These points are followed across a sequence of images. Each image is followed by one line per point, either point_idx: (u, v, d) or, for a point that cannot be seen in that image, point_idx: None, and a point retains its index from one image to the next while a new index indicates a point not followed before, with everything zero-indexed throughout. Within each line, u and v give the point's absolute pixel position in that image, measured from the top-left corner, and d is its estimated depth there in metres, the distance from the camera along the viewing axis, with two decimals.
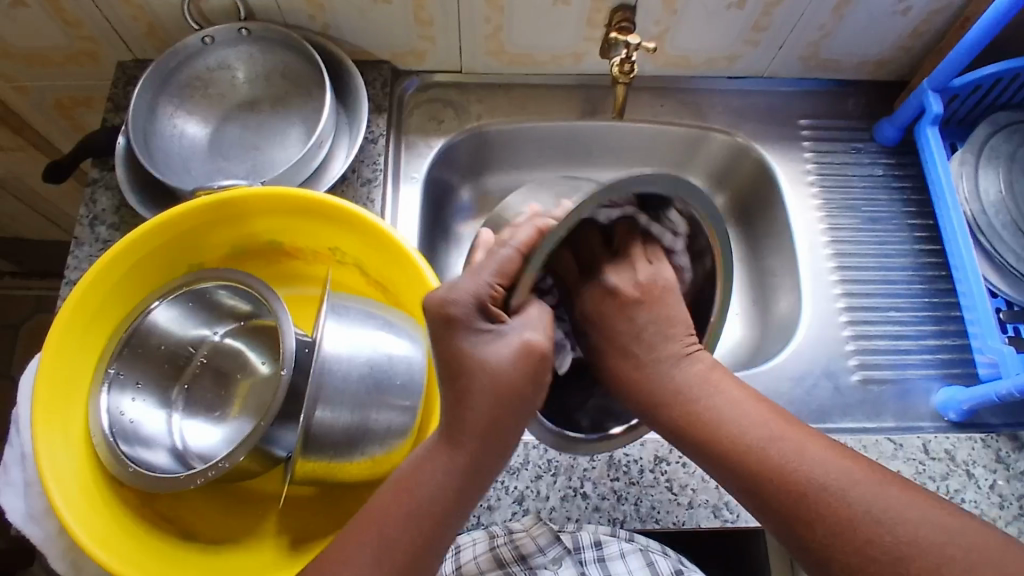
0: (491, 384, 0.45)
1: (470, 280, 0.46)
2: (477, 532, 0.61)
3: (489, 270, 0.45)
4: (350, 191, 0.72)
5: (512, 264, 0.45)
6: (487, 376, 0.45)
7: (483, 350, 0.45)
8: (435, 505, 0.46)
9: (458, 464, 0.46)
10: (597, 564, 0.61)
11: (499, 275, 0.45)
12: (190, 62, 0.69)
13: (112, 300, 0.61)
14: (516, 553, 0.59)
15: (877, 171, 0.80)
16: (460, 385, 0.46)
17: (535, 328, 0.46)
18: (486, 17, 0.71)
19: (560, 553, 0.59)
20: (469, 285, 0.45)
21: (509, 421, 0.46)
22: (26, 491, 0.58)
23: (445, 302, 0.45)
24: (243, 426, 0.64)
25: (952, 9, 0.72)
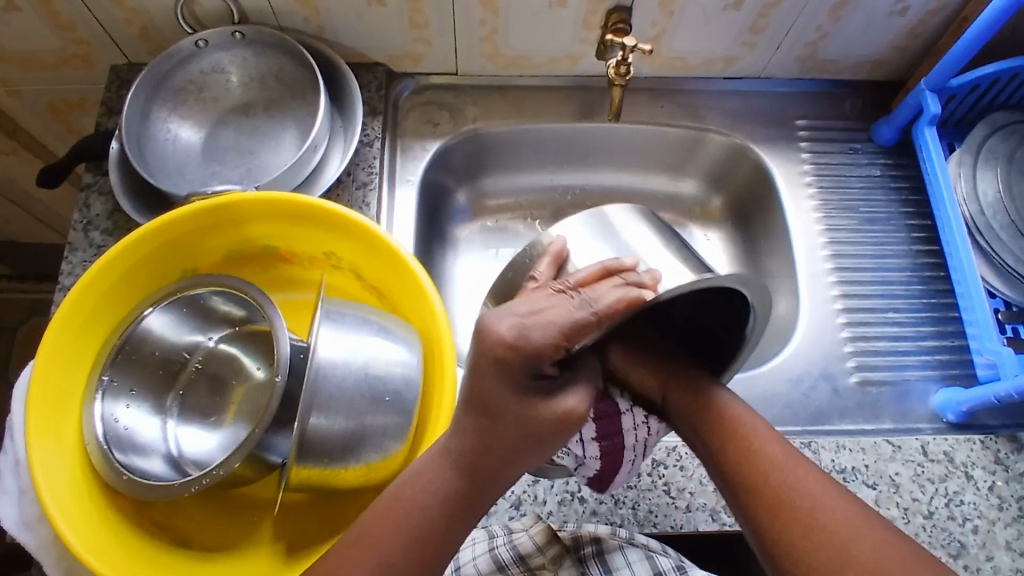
0: (520, 427, 0.45)
1: (539, 333, 0.43)
2: (477, 532, 0.60)
3: (559, 326, 0.44)
4: (345, 195, 0.71)
5: (585, 326, 0.44)
6: (512, 415, 0.45)
7: (527, 404, 0.45)
8: (433, 531, 0.46)
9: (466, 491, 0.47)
10: (597, 560, 0.57)
11: (568, 335, 0.44)
12: (183, 67, 0.69)
13: (105, 306, 0.61)
14: (514, 554, 0.57)
15: (874, 172, 0.80)
16: (487, 422, 0.46)
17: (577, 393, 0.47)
18: (482, 19, 0.71)
19: (559, 552, 0.57)
20: (537, 338, 0.43)
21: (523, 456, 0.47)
22: (21, 498, 0.58)
23: (511, 347, 0.43)
24: (238, 431, 0.63)
25: (949, 8, 0.71)
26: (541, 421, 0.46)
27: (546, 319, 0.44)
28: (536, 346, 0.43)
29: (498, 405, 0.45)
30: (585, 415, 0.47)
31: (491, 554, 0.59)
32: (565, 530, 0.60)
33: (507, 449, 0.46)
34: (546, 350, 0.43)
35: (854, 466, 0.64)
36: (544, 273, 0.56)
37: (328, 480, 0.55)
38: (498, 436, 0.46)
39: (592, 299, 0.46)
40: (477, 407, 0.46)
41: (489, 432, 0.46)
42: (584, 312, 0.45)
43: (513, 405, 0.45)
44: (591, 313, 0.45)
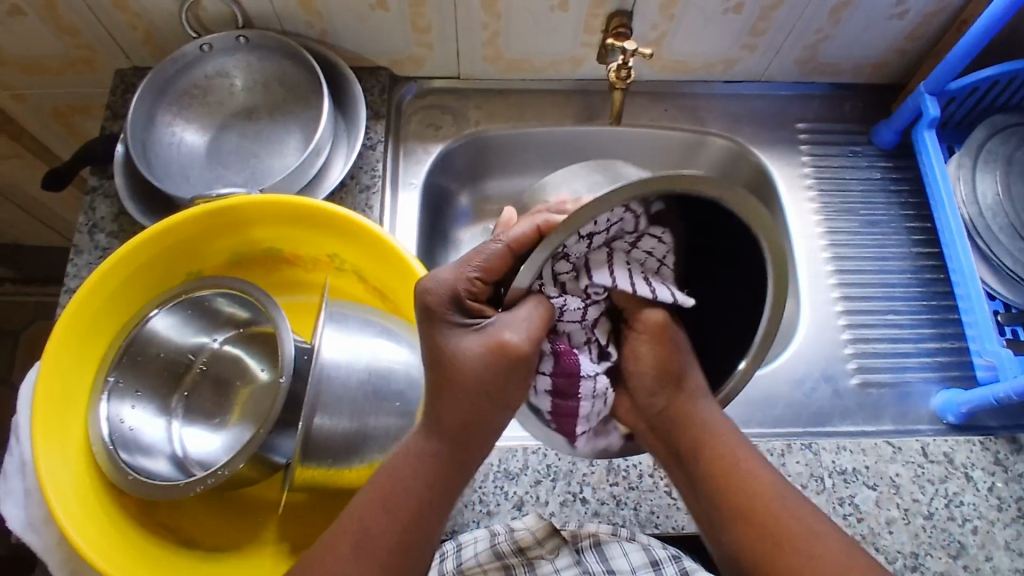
0: (471, 380, 0.44)
1: (450, 273, 0.46)
2: (478, 530, 0.59)
3: (472, 265, 0.45)
4: (349, 198, 0.71)
5: (499, 260, 0.45)
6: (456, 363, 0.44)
7: (460, 346, 0.44)
8: (408, 499, 0.46)
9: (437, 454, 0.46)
10: (594, 552, 0.59)
11: (480, 268, 0.45)
12: (187, 71, 0.69)
13: (111, 308, 0.61)
14: (514, 546, 0.58)
15: (875, 174, 0.80)
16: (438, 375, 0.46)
17: (515, 327, 0.43)
18: (484, 23, 0.71)
19: (559, 543, 0.58)
20: (447, 278, 0.45)
21: (487, 415, 0.45)
22: (27, 500, 0.58)
23: (425, 292, 0.46)
24: (243, 432, 0.64)
25: (947, 12, 0.72)
26: (480, 373, 0.43)
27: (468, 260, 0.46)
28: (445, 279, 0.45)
29: (449, 358, 0.44)
30: (526, 344, 0.43)
31: (491, 547, 0.58)
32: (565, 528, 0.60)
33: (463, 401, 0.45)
34: (456, 283, 0.45)
35: (854, 468, 0.64)
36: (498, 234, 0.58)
37: (332, 479, 0.55)
38: (452, 390, 0.45)
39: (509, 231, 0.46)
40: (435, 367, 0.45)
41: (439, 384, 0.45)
42: (498, 244, 0.45)
43: (458, 357, 0.44)
44: (499, 243, 0.45)
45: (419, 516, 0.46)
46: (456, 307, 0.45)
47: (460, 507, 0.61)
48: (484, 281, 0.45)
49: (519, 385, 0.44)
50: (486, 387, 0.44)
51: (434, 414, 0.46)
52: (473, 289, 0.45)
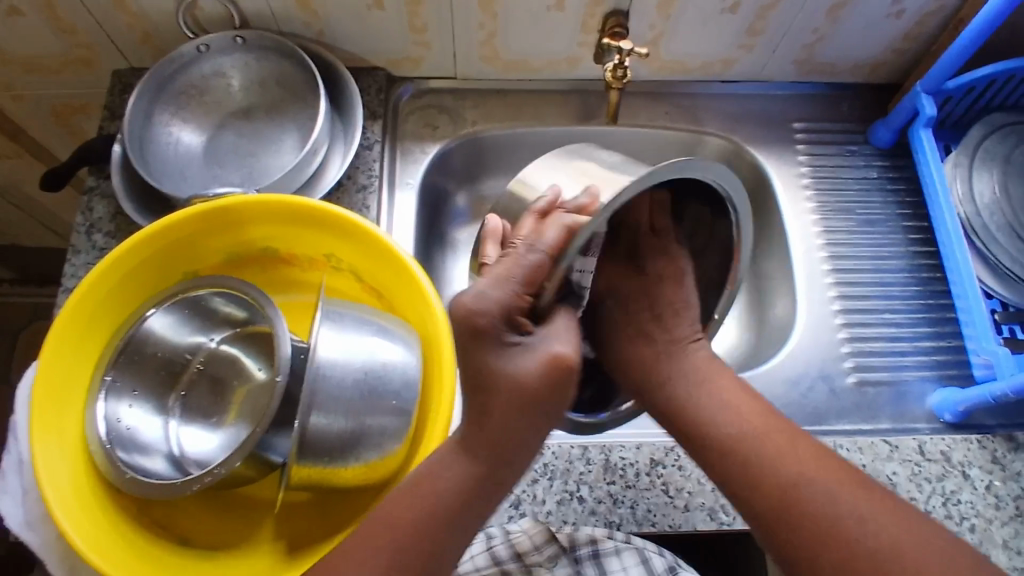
0: (522, 397, 0.45)
1: (497, 289, 0.44)
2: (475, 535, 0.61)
3: (516, 279, 0.45)
4: (346, 198, 0.71)
5: (541, 270, 0.45)
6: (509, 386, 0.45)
7: (511, 363, 0.45)
8: (446, 514, 0.46)
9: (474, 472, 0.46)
10: (593, 562, 0.58)
11: (523, 281, 0.45)
12: (184, 71, 0.69)
13: (108, 308, 0.62)
14: (512, 552, 0.58)
15: (871, 173, 0.80)
16: (484, 396, 0.45)
17: (562, 341, 0.46)
18: (481, 23, 0.71)
19: (555, 551, 0.58)
20: (497, 294, 0.44)
21: (528, 429, 0.46)
22: (24, 498, 0.58)
23: (471, 313, 0.44)
24: (240, 431, 0.64)
25: (944, 12, 0.72)
26: (526, 388, 0.45)
27: (499, 274, 0.45)
28: (494, 299, 0.44)
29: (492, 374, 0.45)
30: (573, 359, 0.46)
31: (489, 552, 0.59)
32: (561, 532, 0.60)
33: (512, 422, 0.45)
34: (505, 301, 0.44)
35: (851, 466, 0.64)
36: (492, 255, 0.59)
37: (328, 478, 0.56)
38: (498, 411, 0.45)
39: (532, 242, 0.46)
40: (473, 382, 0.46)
41: (485, 404, 0.46)
42: (534, 255, 0.45)
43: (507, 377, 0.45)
44: (539, 253, 0.45)
45: (455, 530, 0.46)
46: (505, 324, 0.45)
47: None
48: (530, 294, 0.45)
49: (561, 398, 0.47)
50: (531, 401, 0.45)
51: (474, 434, 0.47)
52: (518, 304, 0.45)
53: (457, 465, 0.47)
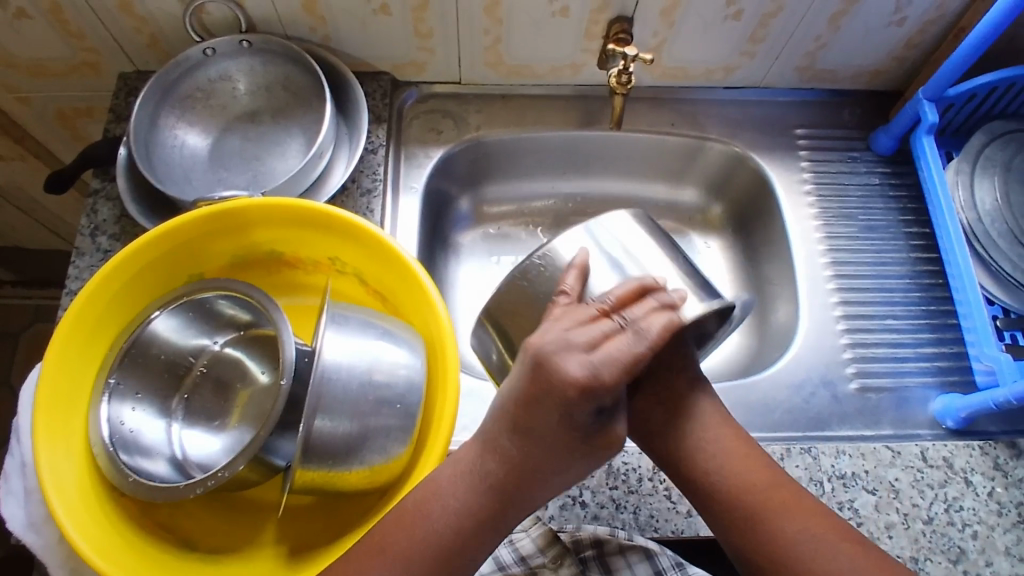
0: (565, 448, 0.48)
1: (610, 372, 0.44)
2: None
3: (626, 368, 0.45)
4: (350, 202, 0.72)
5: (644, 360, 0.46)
6: (555, 437, 0.47)
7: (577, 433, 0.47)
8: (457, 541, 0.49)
9: (488, 507, 0.49)
10: (598, 562, 0.60)
11: (627, 367, 0.45)
12: (191, 75, 0.70)
13: (113, 311, 0.62)
14: (517, 556, 0.61)
15: (873, 180, 0.80)
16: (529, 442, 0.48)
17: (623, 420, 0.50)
18: (485, 29, 0.72)
19: (559, 552, 0.60)
20: (611, 378, 0.44)
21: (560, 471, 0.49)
22: (27, 500, 0.58)
23: (587, 388, 0.44)
24: (243, 434, 0.64)
25: (946, 20, 0.73)
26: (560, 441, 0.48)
27: (610, 354, 0.45)
28: (606, 382, 0.44)
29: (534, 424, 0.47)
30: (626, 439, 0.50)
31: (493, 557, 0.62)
32: (565, 532, 0.60)
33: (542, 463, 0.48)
34: (613, 386, 0.44)
35: (854, 472, 0.64)
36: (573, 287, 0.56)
37: (332, 482, 0.55)
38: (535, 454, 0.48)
39: (636, 327, 0.47)
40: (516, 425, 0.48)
41: (524, 451, 0.48)
42: (641, 345, 0.46)
43: (555, 429, 0.47)
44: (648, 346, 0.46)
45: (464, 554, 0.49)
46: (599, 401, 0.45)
47: None
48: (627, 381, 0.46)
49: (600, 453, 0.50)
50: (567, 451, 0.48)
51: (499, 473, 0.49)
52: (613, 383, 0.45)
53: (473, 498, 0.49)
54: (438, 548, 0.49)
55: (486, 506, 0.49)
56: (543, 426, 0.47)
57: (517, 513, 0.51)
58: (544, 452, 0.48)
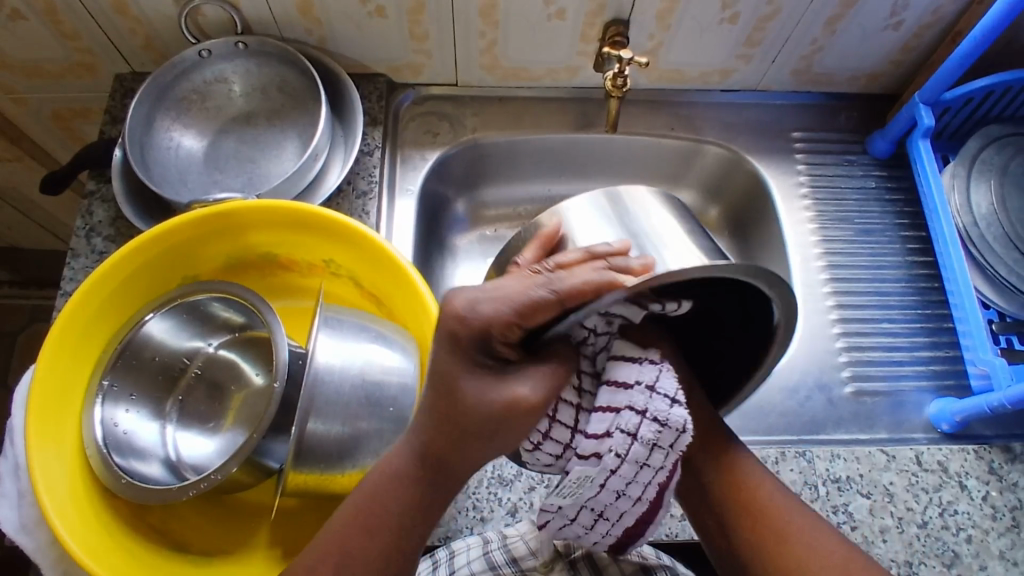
0: (467, 410, 0.43)
1: (492, 309, 0.42)
2: (471, 537, 0.60)
3: (514, 306, 0.41)
4: (345, 204, 0.72)
5: (544, 309, 0.41)
6: (457, 397, 0.43)
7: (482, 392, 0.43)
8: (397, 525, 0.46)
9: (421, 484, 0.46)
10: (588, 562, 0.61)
11: (520, 312, 0.41)
12: (187, 76, 0.70)
13: (107, 313, 0.62)
14: (508, 557, 0.59)
15: (870, 184, 0.80)
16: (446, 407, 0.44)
17: (529, 383, 0.43)
18: (481, 32, 0.72)
19: (553, 555, 0.61)
20: (488, 313, 0.42)
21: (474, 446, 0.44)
22: (20, 502, 0.58)
23: (464, 318, 0.42)
24: (237, 437, 0.64)
25: (942, 24, 0.73)
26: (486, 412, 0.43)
27: (502, 294, 0.42)
28: (485, 318, 0.42)
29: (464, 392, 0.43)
30: (535, 407, 0.43)
31: (484, 557, 0.59)
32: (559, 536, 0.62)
33: (464, 433, 0.44)
34: (495, 324, 0.41)
35: (849, 476, 0.64)
36: (528, 257, 0.54)
37: (325, 485, 0.56)
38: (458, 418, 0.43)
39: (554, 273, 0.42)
40: (443, 400, 0.43)
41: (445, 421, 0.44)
42: (543, 291, 0.41)
43: (466, 388, 0.43)
44: (551, 293, 0.41)
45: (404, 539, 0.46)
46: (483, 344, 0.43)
47: (454, 513, 0.61)
48: (517, 327, 0.42)
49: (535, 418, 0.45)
50: (496, 423, 0.43)
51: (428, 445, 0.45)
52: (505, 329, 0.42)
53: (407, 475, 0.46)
54: (376, 530, 0.45)
55: (422, 482, 0.46)
56: (456, 390, 0.43)
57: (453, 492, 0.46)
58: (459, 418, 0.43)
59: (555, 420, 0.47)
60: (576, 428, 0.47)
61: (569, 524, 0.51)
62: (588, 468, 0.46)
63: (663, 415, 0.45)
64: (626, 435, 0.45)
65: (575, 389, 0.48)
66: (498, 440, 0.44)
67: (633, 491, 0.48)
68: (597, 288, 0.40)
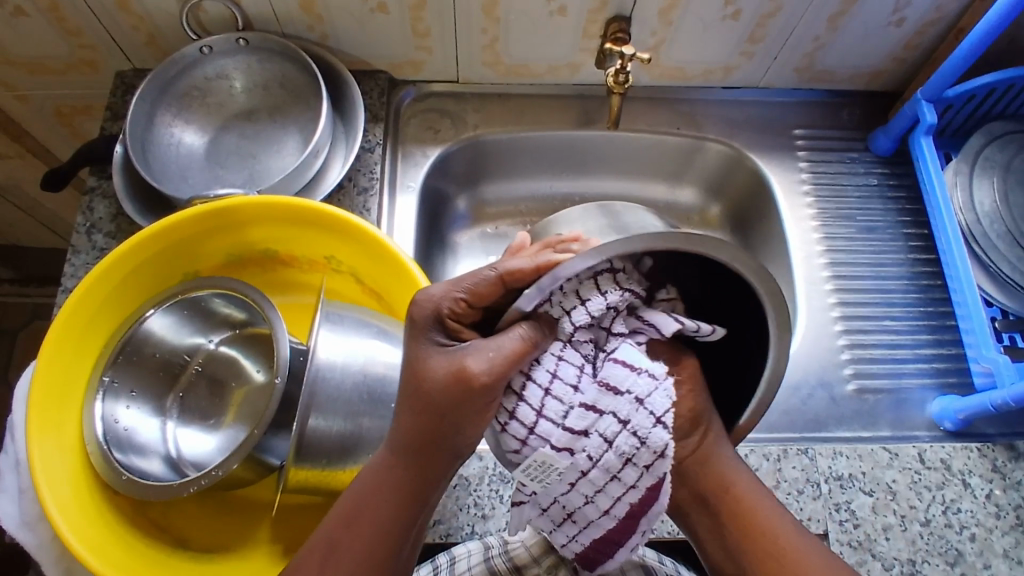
0: (421, 393, 0.44)
1: (442, 289, 0.46)
2: (472, 542, 0.60)
3: (463, 282, 0.46)
4: (346, 200, 0.72)
5: (488, 286, 0.45)
6: (412, 382, 0.44)
7: (432, 366, 0.44)
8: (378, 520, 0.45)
9: (397, 475, 0.46)
10: None
11: (469, 293, 0.45)
12: (188, 72, 0.70)
13: (107, 309, 0.61)
14: (509, 565, 0.60)
15: (871, 181, 0.80)
16: (406, 395, 0.45)
17: (480, 355, 0.43)
18: (483, 28, 0.72)
19: (556, 562, 0.61)
20: (437, 292, 0.46)
21: (439, 431, 0.44)
22: (20, 498, 0.58)
23: (415, 301, 0.47)
24: (237, 433, 0.64)
25: (945, 21, 0.72)
26: (445, 391, 0.43)
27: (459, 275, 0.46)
28: (433, 298, 0.46)
29: (424, 374, 0.44)
30: (480, 378, 0.42)
31: (485, 563, 0.59)
32: None
33: (427, 418, 0.44)
34: (442, 298, 0.46)
35: (851, 473, 0.63)
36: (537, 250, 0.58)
37: (326, 481, 0.55)
38: (418, 403, 0.44)
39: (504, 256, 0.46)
40: (407, 385, 0.45)
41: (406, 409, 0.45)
42: (491, 272, 0.45)
43: (418, 369, 0.44)
44: (493, 271, 0.45)
45: (385, 533, 0.45)
46: (439, 326, 0.46)
47: (455, 510, 0.61)
48: (469, 304, 0.45)
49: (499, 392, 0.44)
50: (455, 399, 0.43)
51: (398, 433, 0.46)
52: (459, 310, 0.46)
53: (382, 468, 0.46)
54: (357, 526, 0.46)
55: (397, 474, 0.46)
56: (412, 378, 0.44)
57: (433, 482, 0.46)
58: (416, 405, 0.44)
59: (522, 399, 0.45)
60: (541, 412, 0.45)
61: (539, 516, 0.50)
62: (557, 459, 0.45)
63: (643, 430, 0.45)
64: (603, 440, 0.45)
65: (548, 371, 0.45)
66: (460, 423, 0.44)
67: (601, 500, 0.47)
68: (535, 266, 0.43)
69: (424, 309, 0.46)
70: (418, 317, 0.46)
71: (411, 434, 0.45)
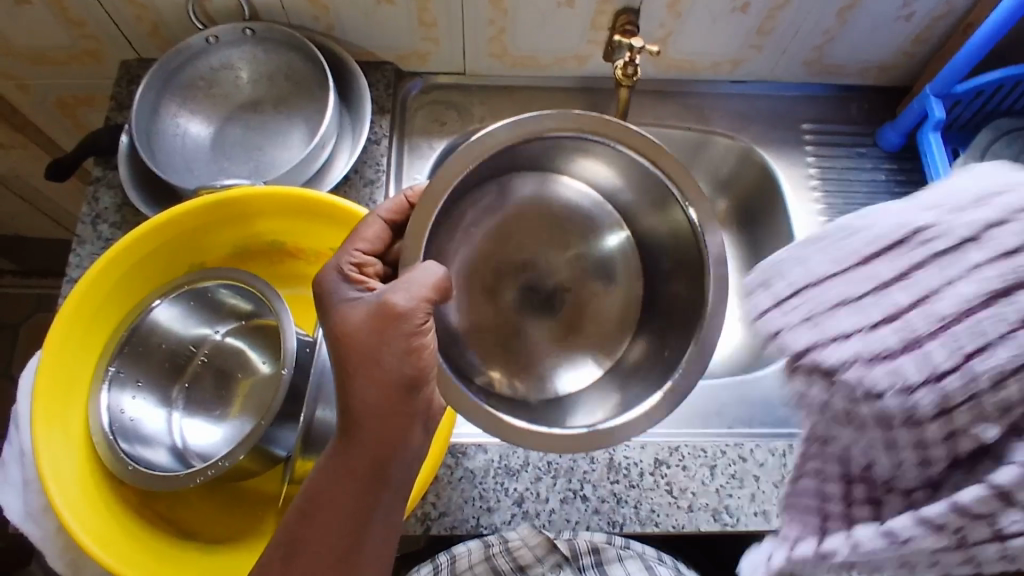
0: (360, 356, 0.44)
1: (334, 260, 0.50)
2: (473, 543, 0.66)
3: (352, 242, 0.51)
4: (352, 191, 0.71)
5: (378, 230, 0.52)
6: (351, 349, 0.44)
7: (350, 321, 0.45)
8: (345, 505, 0.44)
9: (354, 454, 0.44)
10: (595, 569, 0.65)
11: (366, 244, 0.51)
12: (194, 62, 0.69)
13: (113, 300, 0.61)
14: (514, 565, 0.64)
15: (880, 176, 0.80)
16: (346, 365, 0.44)
17: (403, 291, 0.45)
18: (491, 19, 0.71)
19: (558, 560, 0.64)
20: (332, 263, 0.50)
21: (391, 393, 0.44)
22: (25, 489, 0.58)
23: (318, 282, 0.50)
24: (243, 425, 0.64)
25: (954, 15, 0.72)
26: (377, 342, 0.44)
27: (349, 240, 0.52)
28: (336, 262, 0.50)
29: (350, 330, 0.45)
30: (410, 311, 0.44)
31: (488, 562, 0.65)
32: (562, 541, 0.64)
33: (376, 385, 0.44)
34: (342, 254, 0.50)
35: None
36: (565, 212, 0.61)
37: None
38: (364, 372, 0.44)
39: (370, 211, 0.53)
40: (338, 353, 0.45)
41: (350, 379, 0.44)
42: (375, 221, 0.52)
43: (344, 336, 0.45)
44: (376, 219, 0.52)
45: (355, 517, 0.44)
46: (345, 283, 0.49)
47: (460, 503, 0.61)
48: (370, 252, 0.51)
49: (428, 324, 0.45)
50: (387, 345, 0.44)
51: (346, 409, 0.44)
52: (360, 263, 0.50)
53: (338, 451, 0.44)
54: (325, 517, 0.44)
55: (354, 453, 0.44)
56: (353, 346, 0.44)
57: (395, 453, 0.45)
58: (362, 374, 0.44)
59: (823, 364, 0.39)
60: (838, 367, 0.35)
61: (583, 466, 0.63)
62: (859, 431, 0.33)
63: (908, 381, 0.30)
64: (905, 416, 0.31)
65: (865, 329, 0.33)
66: (406, 373, 0.44)
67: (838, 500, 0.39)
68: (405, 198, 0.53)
69: (329, 273, 0.49)
70: (326, 283, 0.49)
71: (363, 405, 0.44)
